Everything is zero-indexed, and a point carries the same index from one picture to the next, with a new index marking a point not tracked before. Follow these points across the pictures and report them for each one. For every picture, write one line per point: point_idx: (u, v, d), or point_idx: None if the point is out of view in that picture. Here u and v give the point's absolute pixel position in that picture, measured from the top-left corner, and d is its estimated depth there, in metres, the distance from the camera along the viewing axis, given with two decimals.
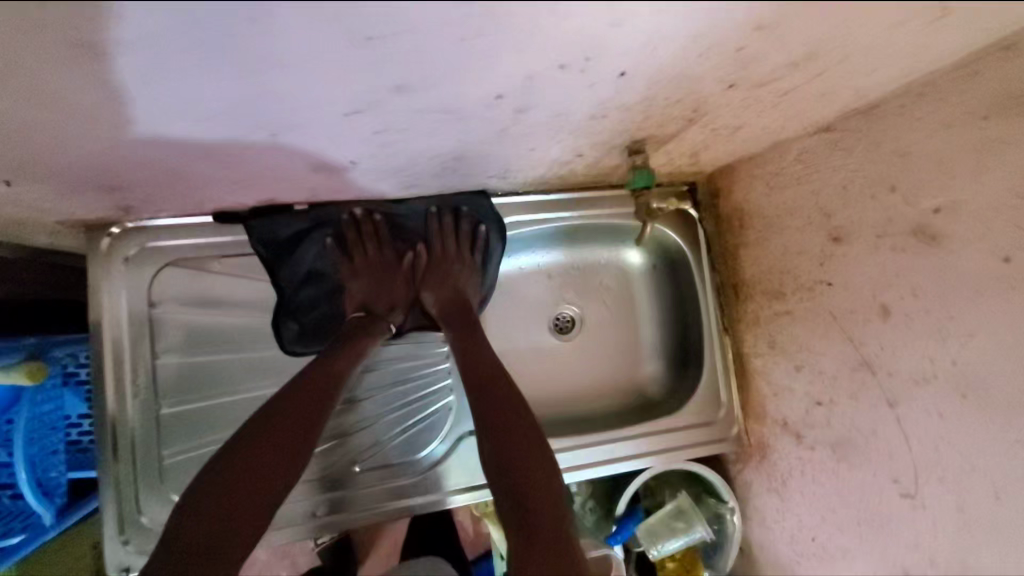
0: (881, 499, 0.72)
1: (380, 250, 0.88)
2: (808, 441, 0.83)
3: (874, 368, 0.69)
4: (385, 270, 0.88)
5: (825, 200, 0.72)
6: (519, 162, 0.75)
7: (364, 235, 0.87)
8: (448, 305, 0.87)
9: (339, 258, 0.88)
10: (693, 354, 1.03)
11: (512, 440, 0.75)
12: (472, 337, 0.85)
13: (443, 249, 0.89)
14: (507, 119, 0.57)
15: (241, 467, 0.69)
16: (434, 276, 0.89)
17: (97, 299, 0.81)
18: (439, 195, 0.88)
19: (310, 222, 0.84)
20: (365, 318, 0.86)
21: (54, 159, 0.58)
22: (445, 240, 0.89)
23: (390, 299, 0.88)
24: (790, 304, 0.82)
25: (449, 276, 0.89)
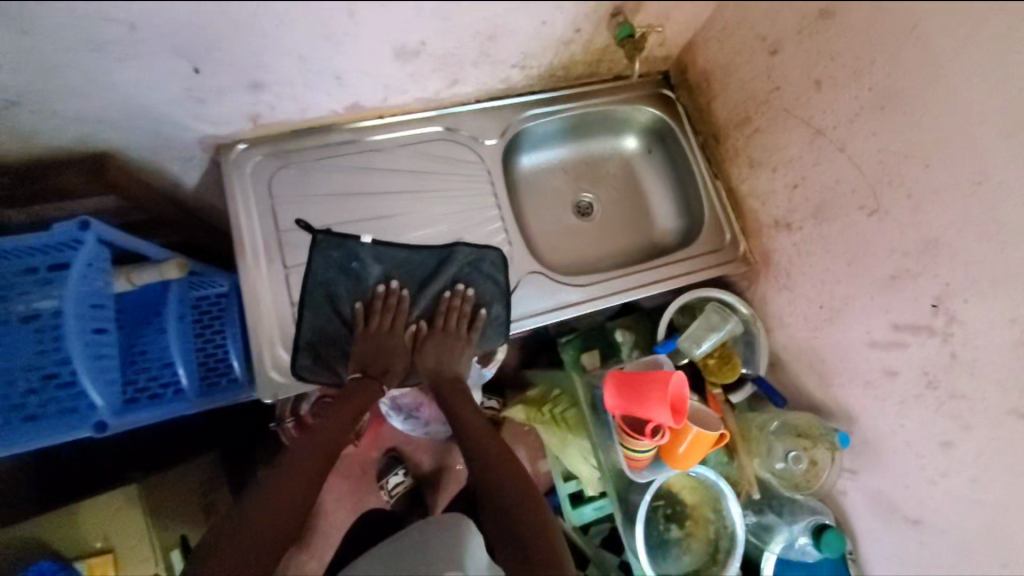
0: (858, 230, 0.93)
1: (394, 322, 1.09)
2: (797, 224, 1.05)
3: (823, 130, 0.93)
4: (389, 337, 1.07)
5: (759, 28, 0.99)
6: (535, 43, 1.03)
7: (382, 307, 1.09)
8: (441, 376, 1.07)
9: (353, 325, 1.08)
10: (695, 203, 1.25)
11: (489, 488, 0.95)
12: (457, 401, 1.04)
13: (447, 331, 1.10)
14: None
15: (265, 517, 0.86)
16: (432, 347, 1.09)
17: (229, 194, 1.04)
18: (455, 279, 1.12)
19: (350, 270, 1.08)
20: (362, 379, 1.04)
21: (228, 59, 0.84)
22: (449, 315, 1.10)
23: (385, 365, 1.07)
24: (757, 122, 1.07)
25: (448, 348, 1.09)
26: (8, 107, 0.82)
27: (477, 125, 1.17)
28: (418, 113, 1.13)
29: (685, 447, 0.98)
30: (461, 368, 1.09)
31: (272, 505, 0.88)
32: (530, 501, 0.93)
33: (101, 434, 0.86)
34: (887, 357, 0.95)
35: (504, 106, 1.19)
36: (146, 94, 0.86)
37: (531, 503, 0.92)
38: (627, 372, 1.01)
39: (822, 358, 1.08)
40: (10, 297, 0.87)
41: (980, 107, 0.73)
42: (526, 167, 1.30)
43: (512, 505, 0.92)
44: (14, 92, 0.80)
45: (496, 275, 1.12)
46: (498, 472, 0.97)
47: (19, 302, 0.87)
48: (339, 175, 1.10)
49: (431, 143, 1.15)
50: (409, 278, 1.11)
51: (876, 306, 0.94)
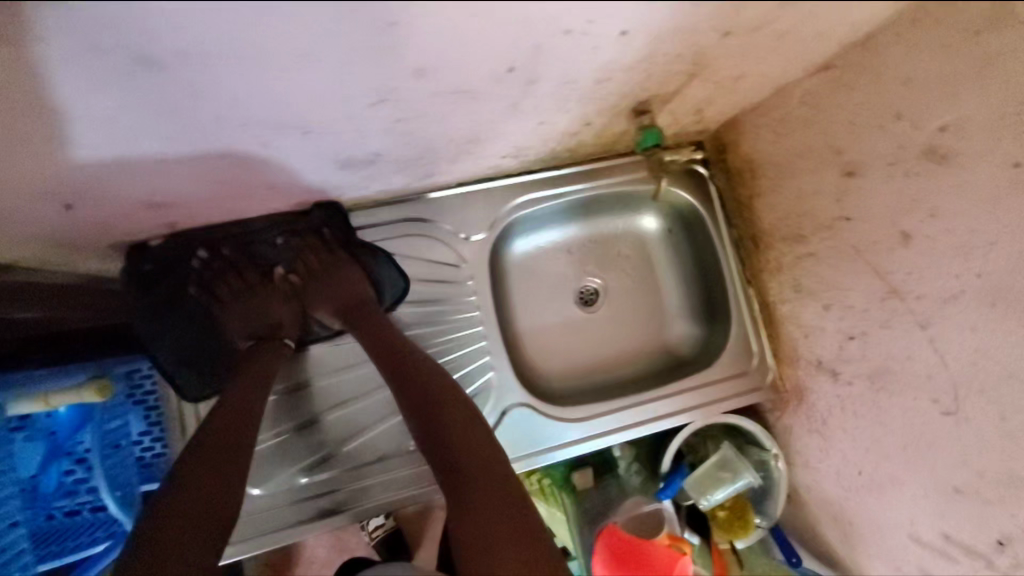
0: (923, 420, 0.73)
1: (243, 280, 0.87)
2: (845, 378, 0.84)
3: (900, 292, 0.70)
4: (252, 295, 0.87)
5: (835, 137, 0.73)
6: (530, 137, 0.77)
7: (218, 271, 0.87)
8: (343, 305, 0.86)
9: (205, 296, 0.87)
10: (720, 309, 1.04)
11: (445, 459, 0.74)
12: (381, 323, 0.85)
13: (313, 264, 0.87)
14: (517, 93, 0.60)
15: (198, 495, 0.68)
16: (318, 289, 0.87)
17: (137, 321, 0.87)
18: (287, 223, 0.87)
19: (153, 268, 0.86)
20: (257, 345, 0.85)
21: (110, 195, 0.67)
22: (308, 253, 0.87)
23: (266, 320, 0.87)
24: (811, 245, 0.83)
25: (338, 284, 0.87)
26: None
27: (460, 215, 0.95)
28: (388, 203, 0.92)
29: None
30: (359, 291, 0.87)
31: (205, 476, 0.70)
32: (484, 463, 0.74)
33: None
34: (928, 558, 0.79)
35: (494, 188, 0.96)
36: (16, 227, 0.69)
37: (479, 461, 0.74)
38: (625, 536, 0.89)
39: (852, 522, 0.92)
40: None
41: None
42: (520, 251, 1.07)
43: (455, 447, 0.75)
44: None
45: (339, 214, 0.88)
46: (468, 436, 0.76)
47: None
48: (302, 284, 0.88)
49: (402, 241, 0.93)
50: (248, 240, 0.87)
51: (927, 504, 0.77)
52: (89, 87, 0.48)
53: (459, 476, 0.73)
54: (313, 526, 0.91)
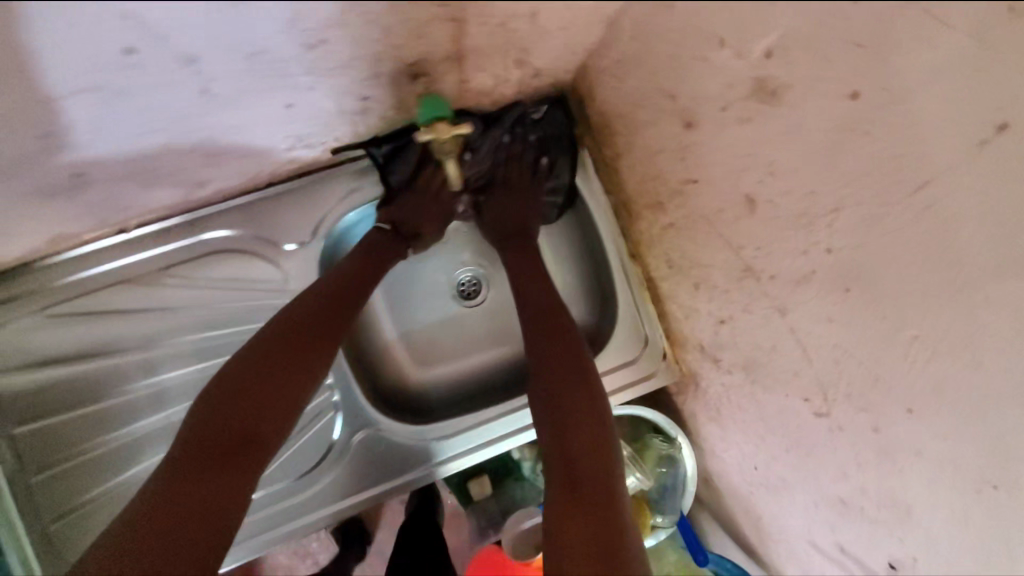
0: (798, 422, 0.61)
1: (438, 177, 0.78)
2: (725, 366, 0.71)
3: (755, 271, 0.57)
4: (434, 200, 0.79)
5: (666, 79, 0.56)
6: (301, 125, 0.63)
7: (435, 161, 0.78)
8: (504, 223, 0.82)
9: (433, 172, 0.78)
10: (608, 291, 0.90)
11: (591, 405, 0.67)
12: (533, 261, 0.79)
13: (518, 178, 0.83)
14: (188, 80, 0.45)
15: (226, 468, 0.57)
16: (495, 205, 0.83)
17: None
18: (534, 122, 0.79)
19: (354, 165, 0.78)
20: (389, 235, 0.75)
21: None
22: (510, 167, 0.82)
23: (423, 221, 0.78)
24: (671, 215, 0.68)
25: (512, 203, 0.82)
26: None
27: (269, 221, 0.77)
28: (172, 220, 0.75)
29: None
30: (529, 218, 0.82)
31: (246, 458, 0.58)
32: (598, 456, 0.65)
33: None
34: (829, 567, 0.69)
35: (309, 183, 0.78)
36: None
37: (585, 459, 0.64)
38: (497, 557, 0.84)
39: (759, 512, 0.83)
40: None
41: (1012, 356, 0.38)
42: None
43: (577, 407, 0.67)
44: None
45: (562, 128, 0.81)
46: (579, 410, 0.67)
47: None
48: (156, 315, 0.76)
49: (201, 262, 0.76)
50: (411, 143, 0.74)
51: (818, 513, 0.66)
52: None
53: (576, 464, 0.63)
54: (353, 504, 0.85)
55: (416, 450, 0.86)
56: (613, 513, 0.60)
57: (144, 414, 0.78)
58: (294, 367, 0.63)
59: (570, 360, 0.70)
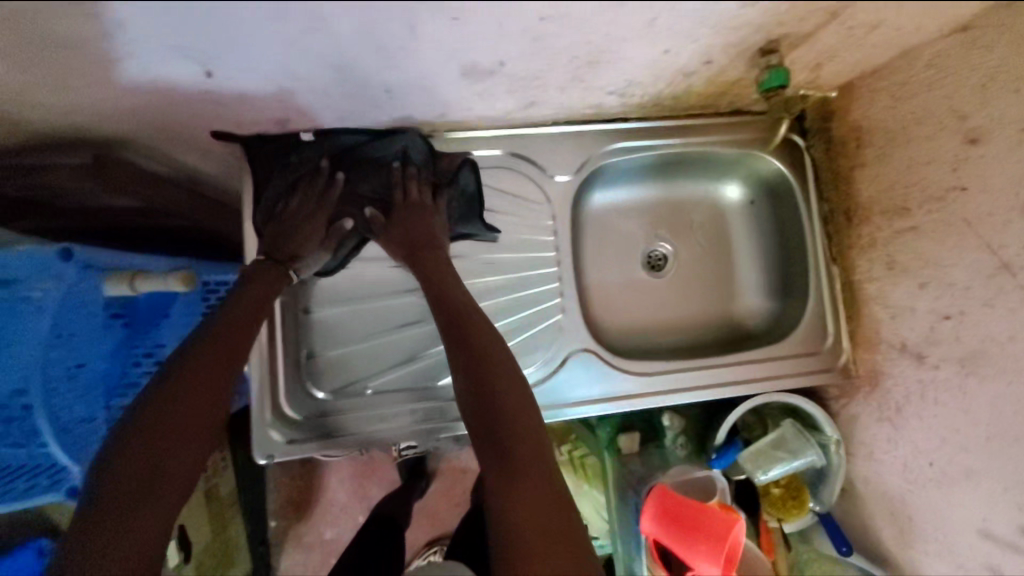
0: (1018, 405, 0.71)
1: (309, 202, 0.87)
2: (931, 361, 0.82)
3: (1013, 267, 0.69)
4: (310, 222, 0.87)
5: (964, 101, 0.72)
6: (646, 72, 0.78)
7: (314, 184, 0.87)
8: (411, 239, 0.87)
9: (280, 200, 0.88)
10: (797, 287, 1.02)
11: (522, 417, 0.75)
12: (441, 268, 0.86)
13: (405, 197, 0.89)
14: (663, 6, 0.60)
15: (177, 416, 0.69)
16: (398, 220, 0.88)
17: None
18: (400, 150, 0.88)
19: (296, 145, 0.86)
20: (267, 264, 0.85)
21: (246, 72, 0.67)
22: (406, 188, 0.89)
23: (297, 245, 0.86)
24: (916, 220, 0.81)
25: (417, 220, 0.88)
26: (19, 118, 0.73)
27: (549, 155, 0.95)
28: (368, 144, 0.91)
29: None
30: (433, 229, 0.88)
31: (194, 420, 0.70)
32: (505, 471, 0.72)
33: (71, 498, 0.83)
34: (1003, 557, 0.76)
35: (588, 132, 0.96)
36: (155, 91, 0.69)
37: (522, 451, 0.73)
38: (678, 498, 0.86)
39: (909, 516, 0.90)
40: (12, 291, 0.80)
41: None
42: (600, 204, 1.08)
43: (513, 423, 0.75)
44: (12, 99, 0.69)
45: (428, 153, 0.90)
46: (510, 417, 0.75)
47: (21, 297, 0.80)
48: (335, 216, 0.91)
49: (492, 171, 0.94)
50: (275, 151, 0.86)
51: (1009, 498, 0.74)
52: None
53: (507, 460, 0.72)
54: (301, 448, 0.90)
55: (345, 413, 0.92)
56: (562, 510, 0.70)
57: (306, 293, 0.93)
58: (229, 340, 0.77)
59: (505, 361, 0.79)
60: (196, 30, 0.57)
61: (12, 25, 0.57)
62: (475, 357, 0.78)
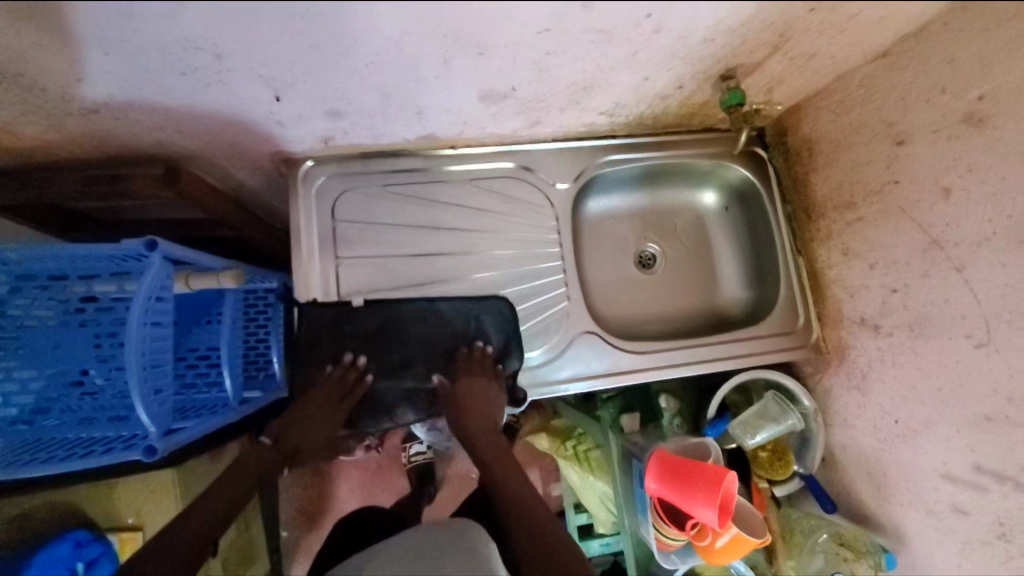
0: (957, 358, 0.85)
1: (332, 386, 0.99)
2: (886, 329, 0.96)
3: (940, 242, 0.84)
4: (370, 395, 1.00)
5: (888, 112, 0.88)
6: (631, 95, 0.94)
7: (346, 372, 1.00)
8: (462, 428, 0.98)
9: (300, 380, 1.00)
10: (770, 277, 1.17)
11: (507, 468, 0.95)
12: (483, 436, 0.98)
13: (464, 384, 1.01)
14: (642, 40, 0.77)
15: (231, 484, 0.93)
16: (454, 410, 0.99)
17: (340, 215, 1.04)
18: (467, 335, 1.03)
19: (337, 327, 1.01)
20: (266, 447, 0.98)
21: (311, 96, 0.82)
22: (466, 375, 1.01)
23: (315, 440, 1.00)
24: (862, 211, 0.97)
25: (472, 398, 0.99)
26: (110, 138, 0.87)
27: (552, 167, 1.11)
28: (401, 156, 1.06)
29: (723, 542, 0.93)
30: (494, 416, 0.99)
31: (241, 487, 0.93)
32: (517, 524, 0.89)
33: (150, 456, 0.82)
34: (960, 494, 0.87)
35: (583, 148, 1.13)
36: (231, 113, 0.84)
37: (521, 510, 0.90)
38: (673, 457, 0.98)
39: (883, 471, 1.01)
40: (88, 283, 0.87)
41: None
42: (595, 210, 1.23)
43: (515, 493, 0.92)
44: (109, 123, 0.83)
45: (505, 314, 1.04)
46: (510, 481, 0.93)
47: (94, 291, 0.88)
48: (367, 225, 1.05)
49: (503, 181, 1.09)
50: (333, 331, 1.01)
51: (959, 440, 0.86)
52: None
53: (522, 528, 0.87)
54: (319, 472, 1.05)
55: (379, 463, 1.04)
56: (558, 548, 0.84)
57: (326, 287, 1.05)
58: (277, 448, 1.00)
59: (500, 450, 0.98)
60: (245, 63, 0.72)
61: (143, 71, 0.72)
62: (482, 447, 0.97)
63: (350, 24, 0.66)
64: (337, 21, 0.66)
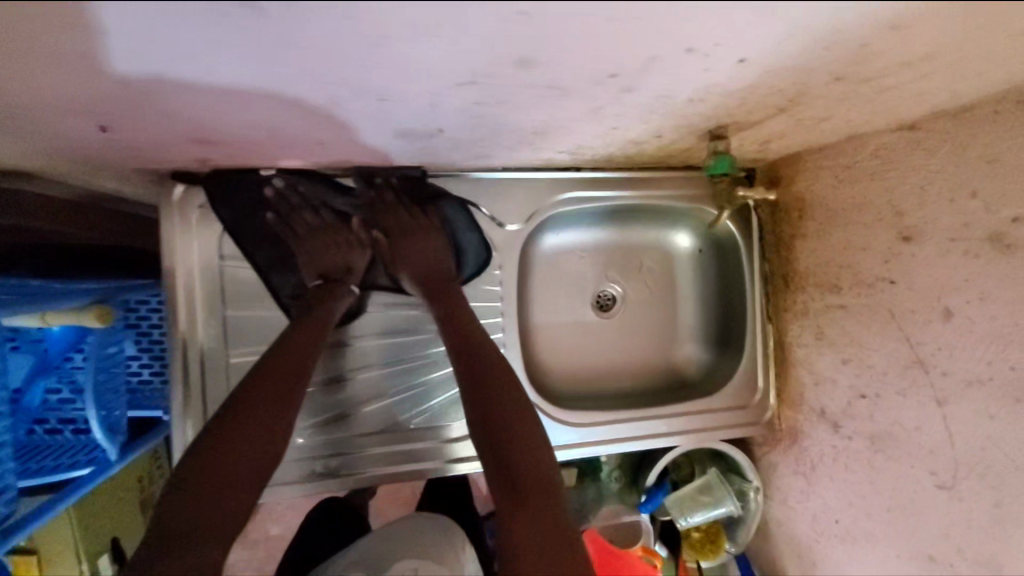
0: (913, 487, 0.77)
1: (318, 222, 0.86)
2: (846, 432, 0.86)
3: (926, 365, 0.72)
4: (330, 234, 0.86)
5: (900, 199, 0.72)
6: (596, 139, 0.75)
7: (294, 205, 0.85)
8: (424, 270, 0.86)
9: (284, 234, 0.85)
10: (734, 341, 1.05)
11: (517, 399, 0.78)
12: (450, 303, 0.84)
13: (398, 220, 0.86)
14: (608, 98, 0.57)
15: (236, 438, 0.69)
16: (408, 244, 0.86)
17: (230, 250, 0.85)
18: (371, 176, 0.85)
19: (235, 184, 0.83)
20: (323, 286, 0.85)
21: (152, 126, 0.62)
22: (393, 211, 0.86)
23: (347, 261, 0.87)
24: (845, 299, 0.83)
25: (417, 247, 0.86)
26: None
27: (498, 200, 0.92)
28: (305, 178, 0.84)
29: None
30: (433, 252, 0.87)
31: (236, 440, 0.69)
32: (537, 474, 0.73)
33: None
34: None
35: (539, 178, 0.93)
36: (52, 142, 0.64)
37: (522, 460, 0.73)
38: (605, 544, 0.91)
39: (814, 564, 0.95)
40: None
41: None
42: (550, 244, 1.06)
43: (520, 442, 0.75)
44: None
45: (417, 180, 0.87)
46: (508, 408, 0.77)
47: None
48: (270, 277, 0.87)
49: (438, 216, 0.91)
50: (248, 206, 0.83)
51: (898, 567, 0.80)
52: (136, 24, 0.39)
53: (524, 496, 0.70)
54: (312, 484, 0.91)
55: (350, 453, 0.92)
56: (558, 525, 0.69)
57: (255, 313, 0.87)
58: (284, 374, 0.75)
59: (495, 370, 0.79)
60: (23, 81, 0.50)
61: None
62: (466, 367, 0.79)
63: (169, 58, 0.45)
64: (156, 55, 0.45)
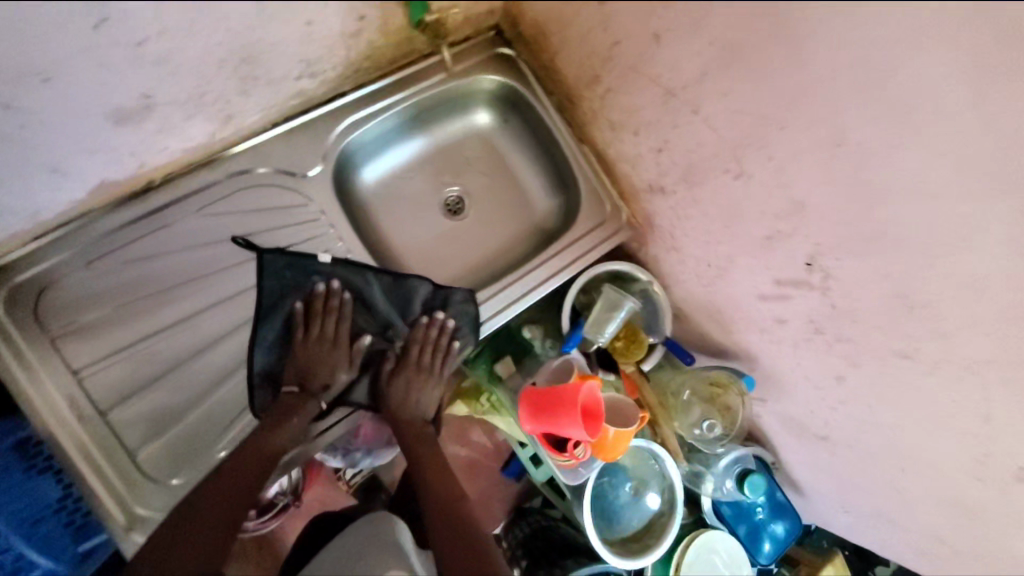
0: (727, 192, 0.86)
1: (329, 328, 0.94)
2: (670, 187, 0.96)
3: (674, 90, 0.81)
4: (332, 349, 0.94)
5: None
6: (311, 47, 0.80)
7: (325, 308, 0.94)
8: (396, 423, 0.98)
9: (284, 335, 0.93)
10: (568, 176, 1.13)
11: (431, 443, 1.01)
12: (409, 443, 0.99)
13: (416, 362, 0.99)
14: None
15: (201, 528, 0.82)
16: (401, 379, 0.98)
17: (54, 324, 0.85)
18: (427, 307, 1.00)
19: (296, 263, 0.92)
20: (297, 394, 0.92)
21: None
22: (417, 346, 0.99)
23: (327, 376, 0.94)
24: (608, 83, 0.92)
25: (402, 388, 0.98)
26: None
27: (289, 155, 0.96)
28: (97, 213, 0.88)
29: (614, 431, 0.93)
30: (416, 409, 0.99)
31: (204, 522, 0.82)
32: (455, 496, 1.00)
33: None
34: (775, 308, 0.92)
35: (313, 121, 0.97)
36: None
37: (444, 483, 1.00)
38: (540, 390, 0.97)
39: (719, 310, 1.06)
40: None
41: (830, 49, 0.63)
42: (371, 177, 1.10)
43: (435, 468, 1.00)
44: None
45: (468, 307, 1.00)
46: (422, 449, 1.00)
47: None
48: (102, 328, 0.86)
49: (242, 194, 0.94)
50: (274, 300, 0.92)
51: (759, 264, 0.90)
52: None
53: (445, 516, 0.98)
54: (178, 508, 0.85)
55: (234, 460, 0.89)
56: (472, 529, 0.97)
57: (106, 362, 0.86)
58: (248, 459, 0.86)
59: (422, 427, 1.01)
60: None
61: None
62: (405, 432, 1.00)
63: None
64: None
